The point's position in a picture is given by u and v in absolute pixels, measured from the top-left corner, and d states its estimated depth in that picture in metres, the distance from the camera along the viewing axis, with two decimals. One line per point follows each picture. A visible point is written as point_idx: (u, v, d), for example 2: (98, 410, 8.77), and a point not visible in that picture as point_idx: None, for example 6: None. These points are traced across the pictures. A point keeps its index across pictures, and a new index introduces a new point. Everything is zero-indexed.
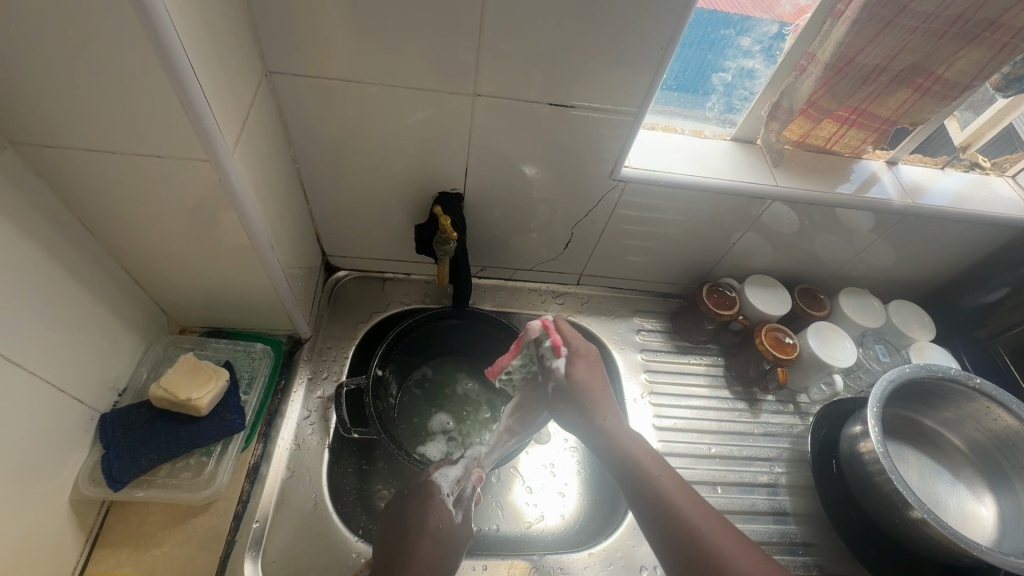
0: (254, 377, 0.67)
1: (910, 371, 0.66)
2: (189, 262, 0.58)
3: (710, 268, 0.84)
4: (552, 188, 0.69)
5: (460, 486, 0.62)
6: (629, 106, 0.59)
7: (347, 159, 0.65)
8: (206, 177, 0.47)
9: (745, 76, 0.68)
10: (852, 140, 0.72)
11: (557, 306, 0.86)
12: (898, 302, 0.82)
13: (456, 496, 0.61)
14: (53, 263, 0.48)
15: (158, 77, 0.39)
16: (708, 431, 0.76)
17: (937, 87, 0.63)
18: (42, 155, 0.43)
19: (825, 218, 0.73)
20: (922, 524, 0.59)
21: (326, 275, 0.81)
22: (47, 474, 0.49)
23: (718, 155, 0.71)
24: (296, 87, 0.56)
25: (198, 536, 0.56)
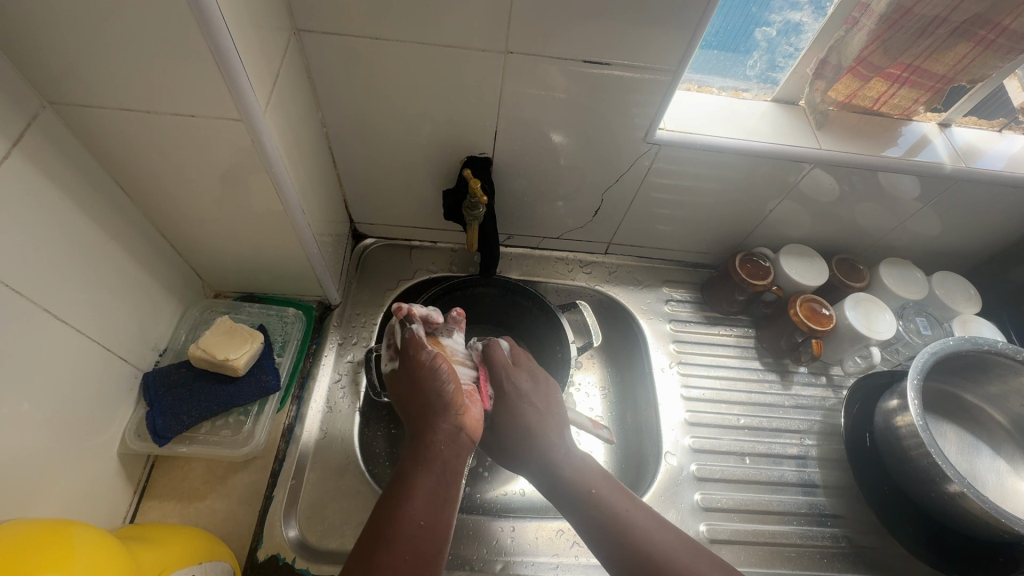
0: (287, 341, 0.68)
1: (954, 344, 0.64)
2: (222, 226, 0.58)
3: (743, 237, 0.81)
4: (583, 153, 0.67)
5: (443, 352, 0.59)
6: (667, 65, 0.56)
7: (377, 123, 0.64)
8: (239, 138, 0.47)
9: (790, 31, 0.63)
10: (903, 99, 0.68)
11: (584, 276, 0.85)
12: (943, 273, 0.79)
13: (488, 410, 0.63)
14: (93, 224, 0.49)
15: (191, 33, 0.38)
16: (737, 402, 0.75)
17: (1002, 40, 0.58)
18: (80, 115, 0.44)
19: (869, 184, 0.69)
20: (961, 498, 0.58)
21: (354, 242, 0.82)
22: (95, 428, 0.51)
23: (758, 117, 0.68)
24: (325, 46, 0.55)
25: (239, 491, 0.58)
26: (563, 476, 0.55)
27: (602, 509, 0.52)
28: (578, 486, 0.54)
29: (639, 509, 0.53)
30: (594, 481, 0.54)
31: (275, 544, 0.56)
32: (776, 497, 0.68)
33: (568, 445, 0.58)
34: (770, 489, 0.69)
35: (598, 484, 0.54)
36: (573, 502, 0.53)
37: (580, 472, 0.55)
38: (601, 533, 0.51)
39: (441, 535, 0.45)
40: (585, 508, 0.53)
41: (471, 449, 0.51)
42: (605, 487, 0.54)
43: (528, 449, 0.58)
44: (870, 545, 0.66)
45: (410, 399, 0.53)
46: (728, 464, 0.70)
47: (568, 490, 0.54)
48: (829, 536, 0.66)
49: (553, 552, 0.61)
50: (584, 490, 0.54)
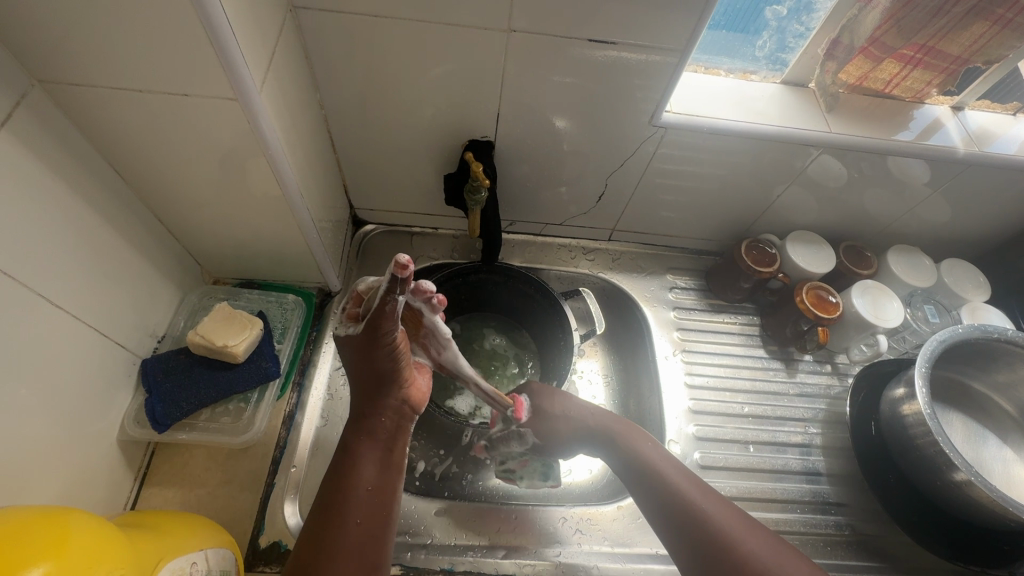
0: (287, 327, 0.67)
1: (963, 332, 0.62)
2: (219, 210, 0.57)
3: (750, 224, 0.80)
4: (587, 137, 0.66)
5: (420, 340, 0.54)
6: (674, 44, 0.54)
7: (376, 105, 0.62)
8: (233, 118, 0.46)
9: (801, 9, 0.62)
10: (916, 82, 0.66)
11: (587, 263, 0.84)
12: (952, 261, 0.78)
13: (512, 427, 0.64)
14: (87, 207, 0.48)
15: (182, 7, 0.37)
16: (741, 390, 0.74)
17: (1021, 18, 0.56)
18: (70, 93, 0.42)
19: (878, 169, 0.68)
20: (966, 486, 0.58)
21: (354, 228, 0.81)
22: (94, 415, 0.51)
23: (767, 100, 0.66)
24: (322, 24, 0.53)
25: (240, 478, 0.58)
26: (621, 450, 0.58)
27: (658, 476, 0.53)
28: (636, 457, 0.56)
29: (690, 479, 0.53)
30: (647, 451, 0.56)
31: (276, 530, 0.56)
32: (780, 485, 0.68)
33: (626, 424, 0.61)
34: (773, 477, 0.68)
35: (651, 453, 0.56)
36: (635, 475, 0.55)
37: (635, 445, 0.57)
38: (655, 500, 0.52)
39: (390, 497, 0.48)
40: (642, 477, 0.54)
41: (415, 418, 0.53)
42: (660, 456, 0.55)
43: (589, 432, 0.61)
44: (873, 533, 0.65)
45: (357, 374, 0.50)
46: (732, 452, 0.70)
47: (627, 463, 0.57)
48: (832, 525, 0.66)
49: (557, 539, 0.61)
50: (642, 460, 0.55)
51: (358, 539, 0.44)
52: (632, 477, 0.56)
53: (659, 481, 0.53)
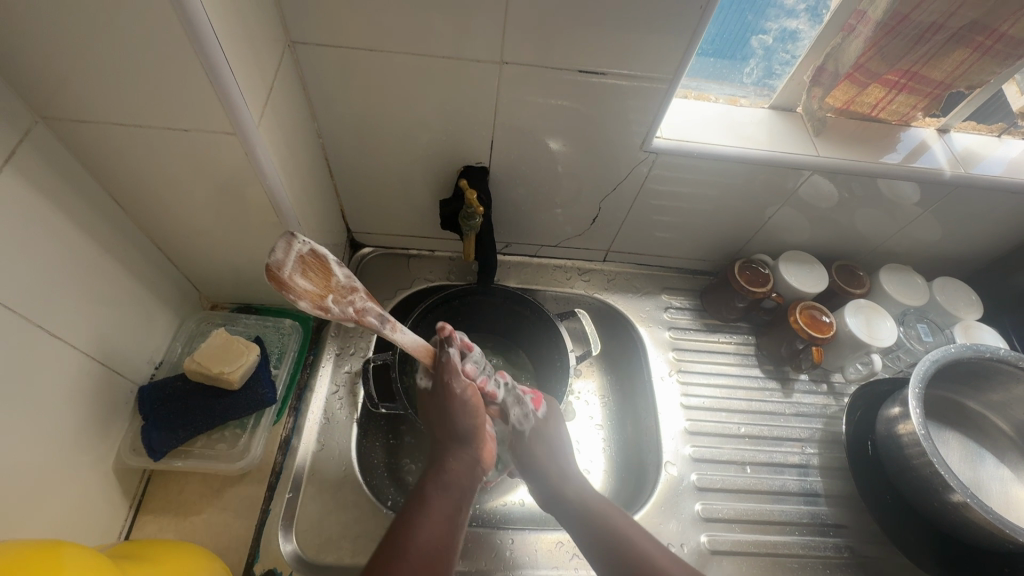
0: (284, 352, 0.67)
1: (955, 351, 0.63)
2: (217, 238, 0.58)
3: (743, 243, 0.81)
4: (580, 162, 0.67)
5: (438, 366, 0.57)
6: (662, 73, 0.56)
7: (373, 133, 0.64)
8: (231, 150, 0.47)
9: (786, 38, 0.63)
10: (901, 106, 0.67)
11: (583, 283, 0.84)
12: (944, 280, 0.78)
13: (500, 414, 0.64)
14: (87, 238, 0.49)
15: (184, 48, 0.38)
16: (738, 410, 0.75)
17: (1000, 45, 0.58)
18: (73, 129, 0.43)
19: (868, 191, 0.69)
20: (964, 508, 0.57)
21: (352, 251, 0.81)
22: (90, 443, 0.51)
23: (756, 124, 0.67)
24: (320, 58, 0.55)
25: (235, 504, 0.58)
26: (558, 488, 0.59)
27: (585, 510, 0.56)
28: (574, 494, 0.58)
29: (611, 508, 0.56)
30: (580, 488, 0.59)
31: (271, 557, 0.56)
32: (778, 507, 0.67)
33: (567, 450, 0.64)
34: (772, 499, 0.68)
35: (580, 489, 0.59)
36: (567, 511, 0.57)
37: (575, 486, 0.59)
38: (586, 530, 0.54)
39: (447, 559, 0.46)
40: (575, 513, 0.56)
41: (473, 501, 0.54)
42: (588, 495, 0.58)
43: (553, 460, 0.62)
44: (873, 555, 0.65)
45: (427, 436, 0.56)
46: (729, 473, 0.69)
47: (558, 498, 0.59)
48: (831, 546, 0.65)
49: (553, 565, 0.61)
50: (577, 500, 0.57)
51: (426, 542, 0.46)
52: (570, 509, 0.57)
53: (585, 513, 0.56)
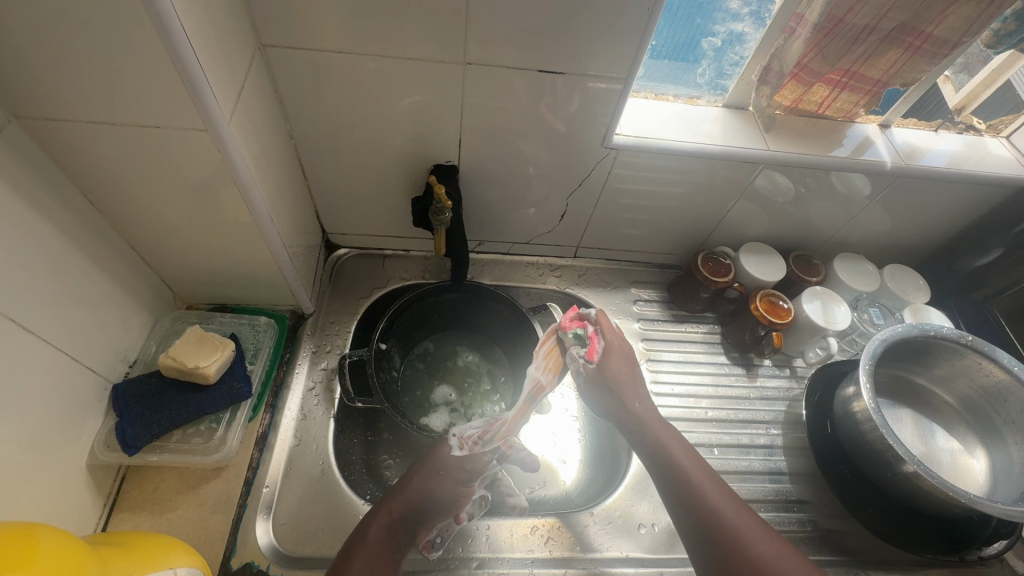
0: (259, 349, 0.68)
1: (903, 331, 0.67)
2: (191, 237, 0.59)
3: (706, 237, 0.84)
4: (546, 160, 0.70)
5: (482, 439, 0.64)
6: (619, 72, 0.59)
7: (345, 134, 0.66)
8: (204, 148, 0.48)
9: (734, 40, 0.68)
10: (845, 103, 0.72)
11: (555, 279, 0.87)
12: (894, 267, 0.83)
13: (466, 440, 0.63)
14: (60, 235, 0.49)
15: (155, 47, 0.40)
16: (705, 395, 0.78)
17: (928, 45, 0.62)
18: (47, 127, 0.45)
19: (821, 183, 0.73)
20: (916, 477, 0.61)
21: (327, 252, 0.83)
22: (64, 440, 0.51)
23: (711, 122, 0.71)
24: (289, 60, 0.57)
25: (211, 500, 0.58)
26: (644, 440, 0.61)
27: (676, 465, 0.58)
28: (671, 464, 0.58)
29: (697, 464, 0.58)
30: (660, 432, 0.61)
31: (249, 551, 0.56)
32: (745, 485, 0.70)
33: (667, 429, 0.62)
34: (739, 478, 0.71)
35: (684, 464, 0.58)
36: (658, 468, 0.59)
37: (643, 420, 0.62)
38: (661, 469, 0.59)
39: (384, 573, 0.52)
40: (656, 456, 0.59)
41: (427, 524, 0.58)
42: (683, 455, 0.59)
43: (615, 390, 0.65)
44: (835, 528, 0.68)
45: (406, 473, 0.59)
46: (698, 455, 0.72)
47: (644, 439, 0.61)
48: (796, 521, 0.68)
49: (528, 548, 0.62)
50: (674, 465, 0.58)
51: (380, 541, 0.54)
52: (644, 444, 0.61)
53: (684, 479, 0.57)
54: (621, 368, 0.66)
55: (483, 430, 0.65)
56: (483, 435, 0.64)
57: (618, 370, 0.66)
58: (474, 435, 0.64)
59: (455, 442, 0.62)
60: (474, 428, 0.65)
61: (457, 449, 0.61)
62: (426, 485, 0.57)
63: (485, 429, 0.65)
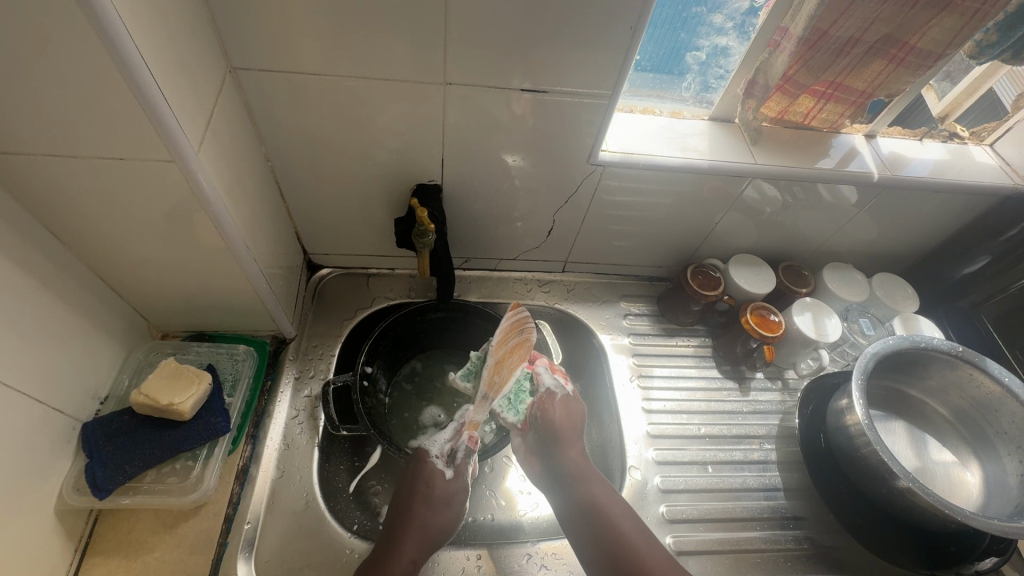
0: (238, 379, 0.66)
1: (893, 343, 0.66)
2: (164, 267, 0.57)
3: (695, 249, 0.83)
4: (531, 176, 0.69)
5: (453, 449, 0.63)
6: (603, 88, 0.58)
7: (323, 156, 0.64)
8: (172, 178, 0.46)
9: (718, 54, 0.67)
10: (830, 114, 0.71)
11: (543, 295, 0.86)
12: (882, 276, 0.83)
13: (447, 457, 0.62)
14: (22, 273, 0.47)
15: (115, 79, 0.38)
16: (698, 411, 0.76)
17: (911, 57, 0.62)
18: (2, 163, 0.42)
19: (809, 194, 0.73)
20: (910, 493, 0.60)
21: (309, 273, 0.81)
22: (30, 486, 0.49)
23: (697, 135, 0.71)
24: (263, 83, 0.55)
25: (190, 541, 0.56)
26: (575, 489, 0.59)
27: (594, 499, 0.58)
28: (599, 512, 0.57)
29: (617, 502, 0.58)
30: (591, 479, 0.60)
31: None
32: (740, 504, 0.69)
33: (609, 494, 0.59)
34: (733, 495, 0.70)
35: (611, 509, 0.57)
36: (578, 504, 0.58)
37: (579, 463, 0.62)
38: (585, 526, 0.56)
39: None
40: (582, 503, 0.58)
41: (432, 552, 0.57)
42: (611, 500, 0.58)
43: (555, 441, 0.64)
44: (831, 544, 0.67)
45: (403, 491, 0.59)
46: (692, 474, 0.71)
47: (573, 485, 0.60)
48: (792, 539, 0.67)
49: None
50: (601, 514, 0.57)
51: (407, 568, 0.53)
52: (570, 497, 0.59)
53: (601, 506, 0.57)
54: (569, 420, 0.65)
55: (454, 438, 0.63)
56: (459, 446, 0.63)
57: (561, 419, 0.65)
58: (455, 448, 0.63)
59: (440, 463, 0.61)
60: (447, 439, 0.63)
61: (446, 471, 0.61)
62: (433, 517, 0.57)
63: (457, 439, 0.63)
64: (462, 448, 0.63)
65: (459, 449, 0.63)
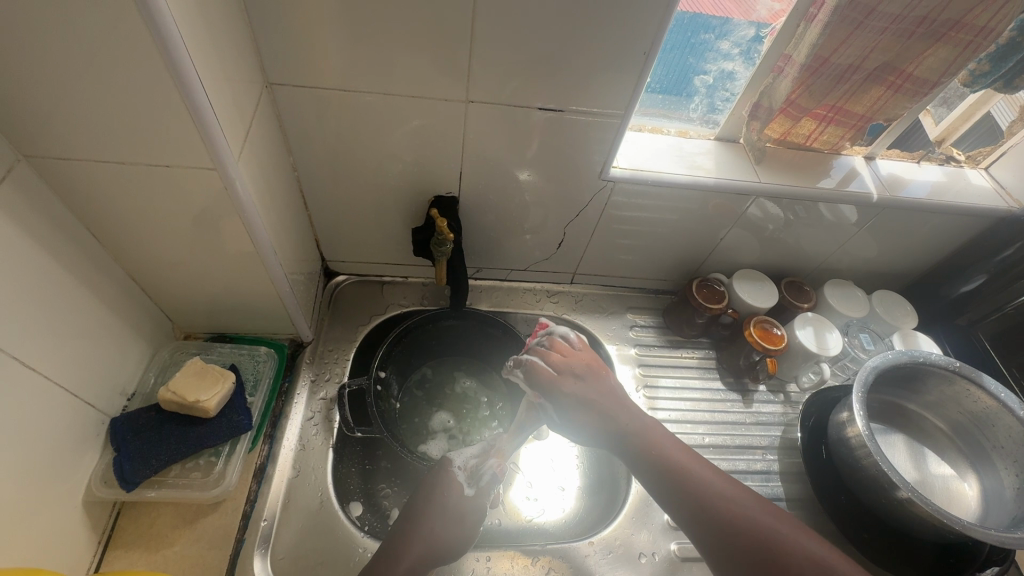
0: (259, 380, 0.68)
1: (892, 357, 0.69)
2: (194, 269, 0.59)
3: (700, 263, 0.86)
4: (544, 190, 0.72)
5: (478, 466, 0.65)
6: (615, 108, 0.61)
7: (347, 167, 0.67)
8: (211, 185, 0.49)
9: (725, 77, 0.71)
10: (831, 136, 0.74)
11: (552, 305, 0.88)
12: (881, 292, 0.85)
13: (470, 473, 0.64)
14: (64, 270, 0.50)
15: (170, 91, 0.41)
16: (702, 421, 0.78)
17: (909, 84, 0.65)
18: (55, 167, 0.45)
19: (810, 213, 0.76)
20: (910, 503, 0.62)
21: (326, 280, 0.83)
22: (60, 477, 0.51)
23: (703, 154, 0.74)
24: (295, 96, 0.58)
25: (209, 535, 0.58)
26: (635, 445, 0.61)
27: (658, 450, 0.60)
28: (697, 487, 0.57)
29: (682, 450, 0.61)
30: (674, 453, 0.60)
31: None
32: None
33: (669, 438, 0.62)
34: None
35: (706, 479, 0.58)
36: (652, 460, 0.60)
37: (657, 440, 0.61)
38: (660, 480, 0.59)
39: None
40: (663, 466, 0.59)
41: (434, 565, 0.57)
42: (704, 471, 0.58)
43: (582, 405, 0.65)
44: None
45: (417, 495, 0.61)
46: None
47: (643, 455, 0.60)
48: None
49: None
50: (691, 479, 0.58)
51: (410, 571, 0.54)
52: (637, 456, 0.61)
53: (669, 454, 0.60)
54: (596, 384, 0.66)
55: (481, 457, 0.66)
56: (484, 466, 0.65)
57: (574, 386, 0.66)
58: (480, 466, 0.65)
59: (461, 477, 0.63)
60: (473, 454, 0.65)
61: (467, 487, 0.62)
62: (441, 534, 0.57)
63: (483, 457, 0.66)
64: (485, 469, 0.65)
65: (484, 469, 0.65)
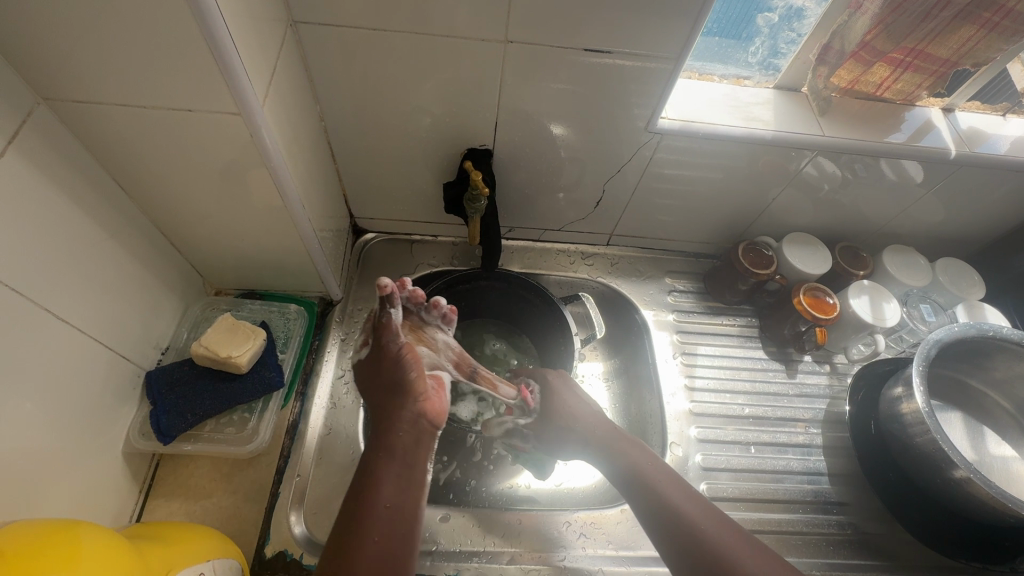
0: (290, 335, 0.68)
1: (959, 329, 0.63)
2: (222, 223, 0.58)
3: (746, 226, 0.81)
4: (585, 144, 0.67)
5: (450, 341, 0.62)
6: (667, 52, 0.55)
7: (376, 117, 0.63)
8: (236, 133, 0.46)
9: (792, 16, 0.63)
10: (906, 85, 0.67)
11: (586, 268, 0.85)
12: (945, 260, 0.79)
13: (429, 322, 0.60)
14: (91, 222, 0.48)
15: (189, 27, 0.37)
16: (742, 391, 0.75)
17: (1008, 21, 0.57)
18: (75, 111, 0.43)
19: (873, 172, 0.69)
20: (968, 484, 0.58)
21: (354, 237, 0.81)
22: (99, 429, 0.51)
23: (761, 104, 0.67)
24: (322, 37, 0.54)
25: (244, 489, 0.58)
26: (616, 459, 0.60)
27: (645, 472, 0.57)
28: (679, 515, 0.52)
29: (674, 479, 0.56)
30: (656, 478, 0.56)
31: (281, 539, 0.56)
32: (781, 485, 0.68)
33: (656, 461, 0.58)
34: (775, 476, 0.69)
35: (683, 506, 0.53)
36: (636, 484, 0.57)
37: (637, 465, 0.58)
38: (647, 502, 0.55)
39: (410, 515, 0.47)
40: (642, 485, 0.56)
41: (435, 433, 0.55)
42: (686, 500, 0.54)
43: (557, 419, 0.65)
44: (875, 531, 0.66)
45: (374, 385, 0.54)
46: (733, 452, 0.70)
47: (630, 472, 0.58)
48: (834, 524, 0.66)
49: (563, 544, 0.61)
50: (671, 504, 0.53)
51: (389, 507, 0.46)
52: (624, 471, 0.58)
53: (648, 477, 0.56)
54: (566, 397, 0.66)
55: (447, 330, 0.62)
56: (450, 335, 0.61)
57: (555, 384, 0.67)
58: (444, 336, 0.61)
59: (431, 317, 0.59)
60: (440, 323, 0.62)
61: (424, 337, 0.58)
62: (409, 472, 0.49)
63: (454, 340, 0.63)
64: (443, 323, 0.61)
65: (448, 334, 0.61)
